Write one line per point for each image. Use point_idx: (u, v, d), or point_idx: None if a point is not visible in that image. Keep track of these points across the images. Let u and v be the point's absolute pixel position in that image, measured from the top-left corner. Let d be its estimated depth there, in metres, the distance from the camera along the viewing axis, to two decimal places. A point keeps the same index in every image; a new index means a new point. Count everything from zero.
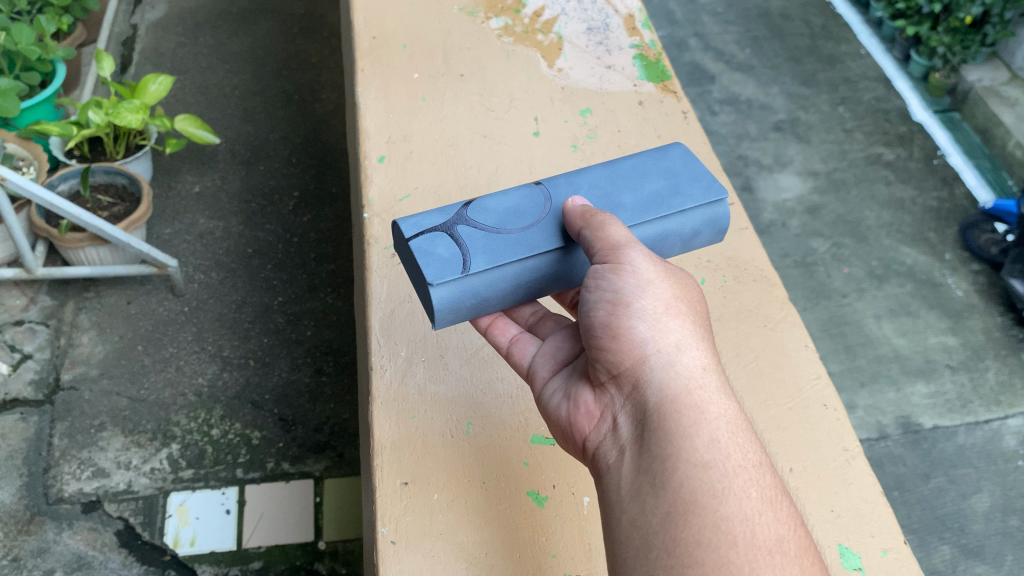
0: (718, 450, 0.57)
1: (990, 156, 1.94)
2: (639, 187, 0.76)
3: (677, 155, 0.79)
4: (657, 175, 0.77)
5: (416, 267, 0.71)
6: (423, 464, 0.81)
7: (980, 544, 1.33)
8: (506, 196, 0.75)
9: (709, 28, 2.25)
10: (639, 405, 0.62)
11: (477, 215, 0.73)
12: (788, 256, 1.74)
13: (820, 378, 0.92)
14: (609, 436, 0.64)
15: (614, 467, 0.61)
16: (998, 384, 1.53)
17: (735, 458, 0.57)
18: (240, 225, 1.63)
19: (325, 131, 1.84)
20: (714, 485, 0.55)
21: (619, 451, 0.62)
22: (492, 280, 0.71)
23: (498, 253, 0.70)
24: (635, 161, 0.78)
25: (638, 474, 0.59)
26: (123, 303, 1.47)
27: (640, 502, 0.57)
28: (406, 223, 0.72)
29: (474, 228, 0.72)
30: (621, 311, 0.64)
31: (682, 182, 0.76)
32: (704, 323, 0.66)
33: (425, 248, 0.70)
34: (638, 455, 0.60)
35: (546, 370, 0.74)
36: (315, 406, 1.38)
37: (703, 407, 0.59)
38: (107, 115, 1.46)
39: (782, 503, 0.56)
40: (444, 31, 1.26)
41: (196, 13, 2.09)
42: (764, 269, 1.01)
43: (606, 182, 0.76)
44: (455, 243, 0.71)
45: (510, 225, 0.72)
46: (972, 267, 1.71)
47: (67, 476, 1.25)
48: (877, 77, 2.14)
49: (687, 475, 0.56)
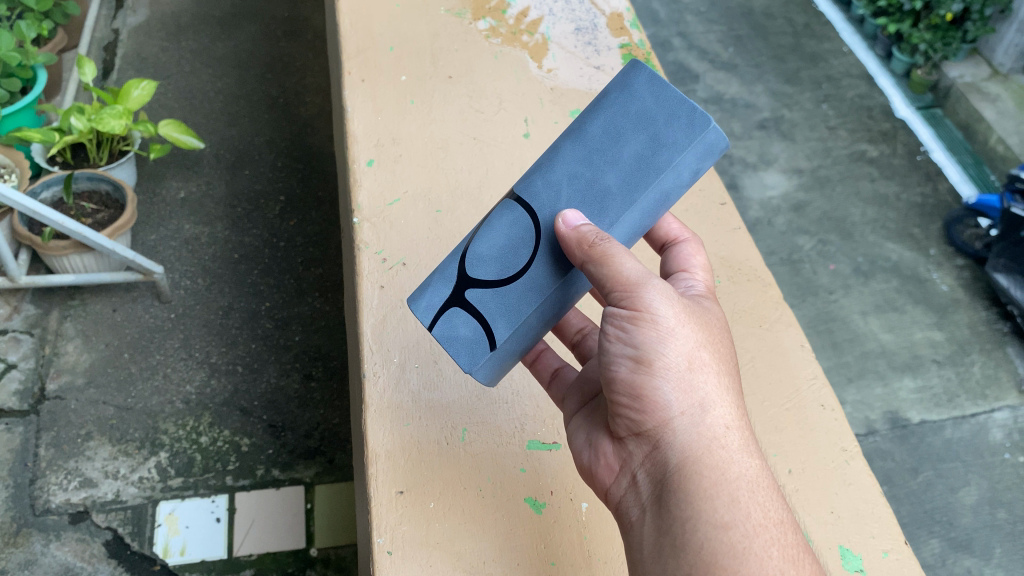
0: (737, 510, 0.56)
1: (973, 151, 1.95)
2: (618, 155, 0.66)
3: (643, 88, 0.66)
4: (631, 129, 0.65)
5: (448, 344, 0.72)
6: (419, 473, 0.80)
7: (969, 537, 1.34)
8: (493, 228, 0.70)
9: (693, 28, 2.25)
10: (660, 460, 0.61)
11: (475, 270, 0.70)
12: (775, 254, 1.75)
13: (816, 378, 0.91)
14: (630, 492, 0.64)
15: (636, 526, 0.62)
16: (984, 378, 1.54)
17: (756, 517, 0.57)
18: (227, 230, 1.62)
19: (310, 135, 1.83)
20: (735, 546, 0.55)
21: (641, 509, 0.62)
22: (519, 337, 0.70)
23: (511, 310, 0.69)
24: (601, 116, 0.67)
25: (659, 534, 0.59)
26: (108, 311, 1.46)
27: (661, 563, 0.57)
28: (418, 306, 0.72)
29: (481, 289, 0.69)
30: (642, 368, 0.62)
31: (661, 127, 0.65)
32: (729, 371, 0.65)
33: (448, 333, 0.70)
34: (657, 515, 0.60)
35: (573, 404, 0.76)
36: (305, 412, 1.37)
37: (724, 468, 0.59)
38: (90, 121, 1.44)
39: (804, 561, 0.56)
40: (431, 33, 1.25)
41: (178, 17, 2.07)
42: (757, 269, 1.01)
43: (583, 165, 0.67)
44: (471, 317, 0.70)
45: (511, 271, 0.69)
46: (957, 262, 1.72)
47: (54, 486, 1.24)
48: (860, 74, 2.15)
49: (706, 537, 0.55)
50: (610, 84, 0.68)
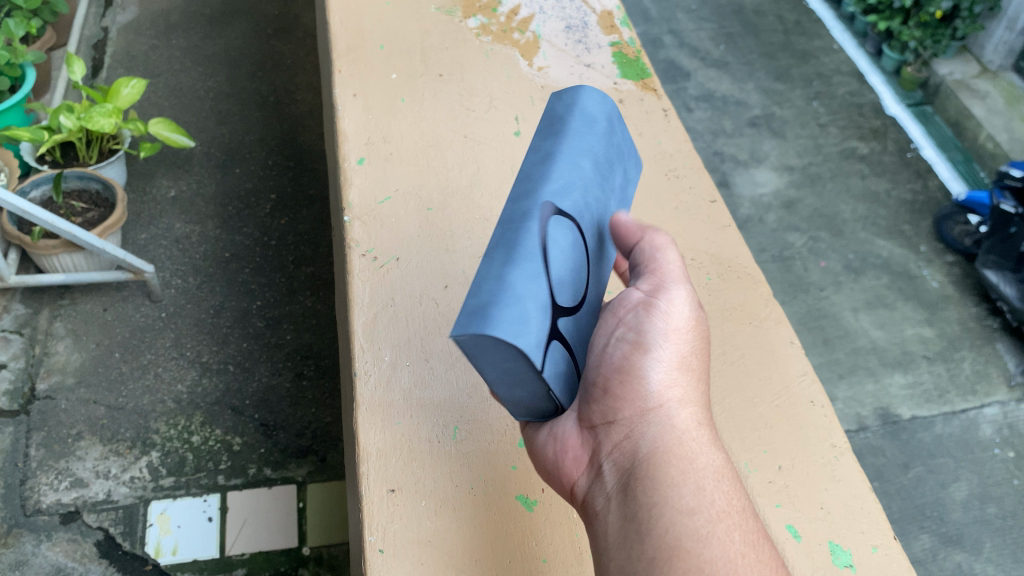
0: (704, 499, 0.56)
1: (963, 148, 1.96)
2: (612, 184, 0.74)
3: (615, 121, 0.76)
4: (618, 162, 0.75)
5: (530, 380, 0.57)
6: (411, 472, 0.80)
7: (960, 532, 1.35)
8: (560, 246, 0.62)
9: (684, 25, 2.26)
10: (632, 447, 0.61)
11: (562, 295, 0.60)
12: (766, 251, 1.75)
13: (806, 374, 0.92)
14: (596, 483, 0.63)
15: (600, 513, 0.61)
16: (974, 373, 1.55)
17: (720, 505, 0.57)
18: (217, 229, 1.61)
19: (302, 133, 1.83)
20: (699, 530, 0.55)
21: (606, 497, 0.61)
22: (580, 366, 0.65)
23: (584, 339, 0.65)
24: (604, 142, 0.72)
25: (625, 521, 0.58)
26: (99, 310, 1.45)
27: (627, 548, 0.56)
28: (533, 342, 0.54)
29: (569, 318, 0.61)
30: (638, 354, 0.63)
31: (624, 159, 0.77)
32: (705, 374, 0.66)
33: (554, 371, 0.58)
34: (625, 502, 0.59)
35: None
36: (296, 410, 1.37)
37: (695, 458, 0.59)
38: (79, 119, 1.43)
39: (763, 549, 0.56)
40: (422, 31, 1.25)
41: (168, 15, 2.06)
42: (748, 267, 1.01)
43: (602, 188, 0.71)
44: (564, 347, 0.60)
45: (579, 293, 0.64)
46: (947, 258, 1.73)
47: (44, 486, 1.23)
48: (851, 72, 2.16)
49: (674, 522, 0.55)
50: (590, 109, 0.72)
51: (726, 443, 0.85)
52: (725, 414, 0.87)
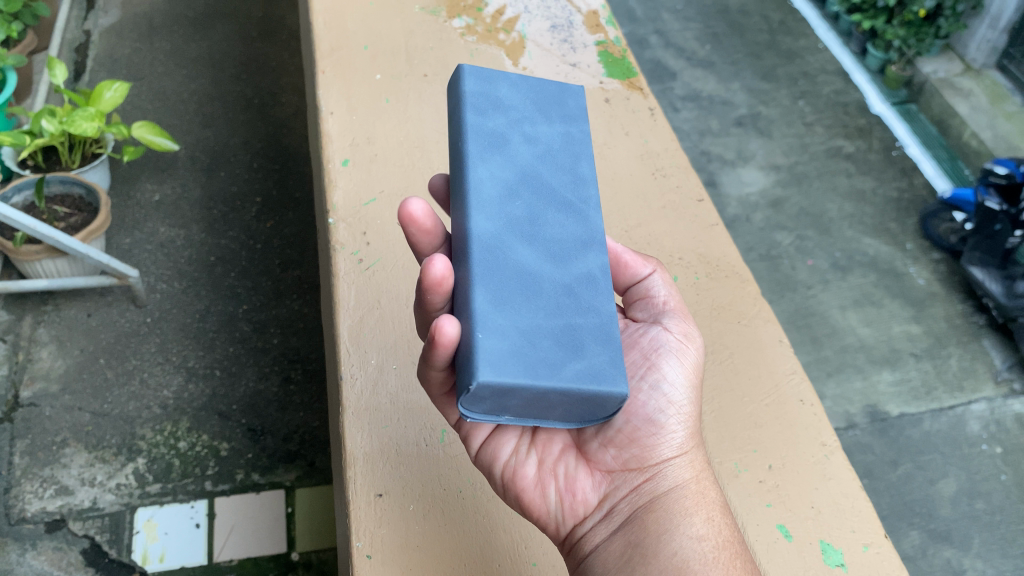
0: (714, 533, 0.64)
1: (947, 146, 1.96)
2: None
3: None
4: None
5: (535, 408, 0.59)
6: (398, 476, 0.80)
7: (949, 528, 1.35)
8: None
9: (669, 25, 2.26)
10: (649, 490, 0.67)
11: None
12: (753, 250, 1.75)
13: (795, 373, 0.92)
14: (605, 521, 0.68)
15: (609, 549, 0.66)
16: (961, 370, 1.55)
17: (728, 537, 0.65)
18: (202, 233, 1.60)
19: (287, 135, 1.82)
20: (713, 558, 0.62)
21: (617, 533, 0.66)
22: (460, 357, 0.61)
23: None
24: None
25: (641, 555, 0.64)
26: (83, 316, 1.44)
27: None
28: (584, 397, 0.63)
29: None
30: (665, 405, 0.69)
31: None
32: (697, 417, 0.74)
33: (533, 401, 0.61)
34: (642, 537, 0.65)
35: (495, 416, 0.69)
36: (284, 415, 1.36)
37: (710, 497, 0.67)
38: (61, 123, 1.41)
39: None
40: (405, 31, 1.24)
41: (151, 18, 2.05)
42: (735, 265, 1.01)
43: None
44: None
45: None
46: (933, 255, 1.73)
47: (29, 495, 1.22)
48: (836, 71, 2.17)
49: (695, 554, 0.62)
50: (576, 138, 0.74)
51: (717, 443, 0.84)
52: (715, 413, 0.87)
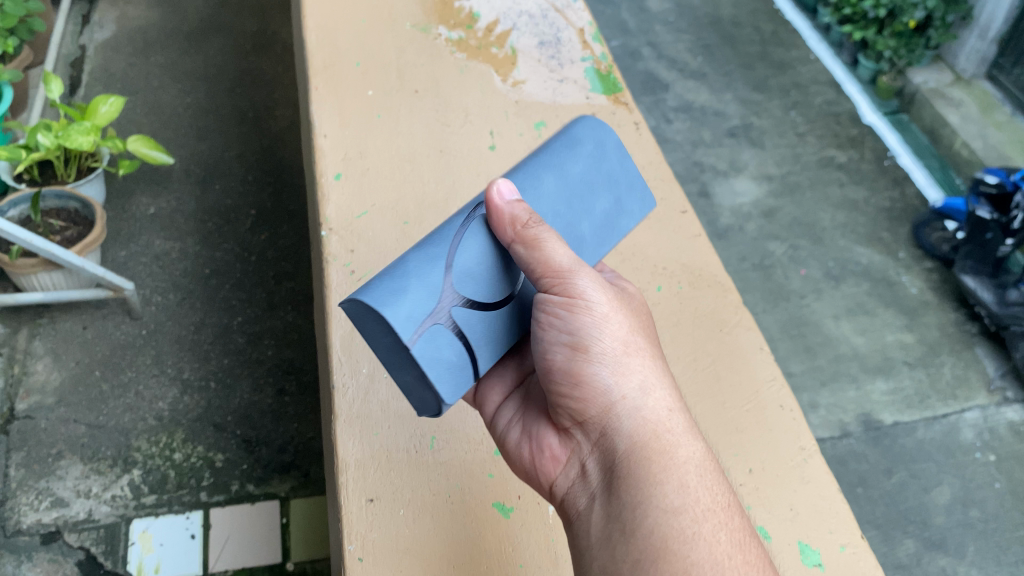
0: (683, 496, 0.58)
1: (938, 156, 1.99)
2: (588, 208, 0.76)
3: (615, 155, 0.78)
4: (603, 189, 0.77)
5: (410, 366, 0.64)
6: (388, 481, 0.82)
7: (943, 536, 1.36)
8: (479, 241, 0.69)
9: (661, 37, 2.28)
10: (608, 449, 0.64)
11: (463, 288, 0.67)
12: (746, 260, 1.77)
13: (775, 380, 0.93)
14: (577, 483, 0.66)
15: (579, 511, 0.64)
16: (954, 378, 1.57)
17: (701, 501, 0.59)
18: (197, 246, 1.61)
19: (281, 148, 1.83)
20: (684, 530, 0.57)
21: (585, 495, 0.65)
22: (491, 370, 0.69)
23: (496, 341, 0.68)
24: (584, 167, 0.76)
25: (607, 521, 0.61)
26: (79, 329, 1.45)
27: (610, 550, 0.59)
28: (399, 319, 0.62)
29: (467, 307, 0.66)
30: (577, 352, 0.64)
31: (622, 191, 0.78)
32: (657, 352, 0.68)
33: (431, 353, 0.63)
34: (606, 502, 0.62)
35: (496, 395, 0.77)
36: (278, 425, 1.37)
37: (674, 450, 0.61)
38: (57, 137, 1.43)
39: (749, 544, 0.58)
40: (397, 48, 1.26)
41: (146, 32, 2.07)
42: (717, 275, 1.03)
43: (565, 207, 0.74)
44: (455, 338, 0.65)
45: (495, 300, 0.69)
46: (925, 264, 1.75)
47: (24, 507, 1.23)
48: (827, 81, 2.19)
49: (674, 531, 0.57)
50: (581, 136, 0.78)
51: None
52: (696, 418, 0.88)
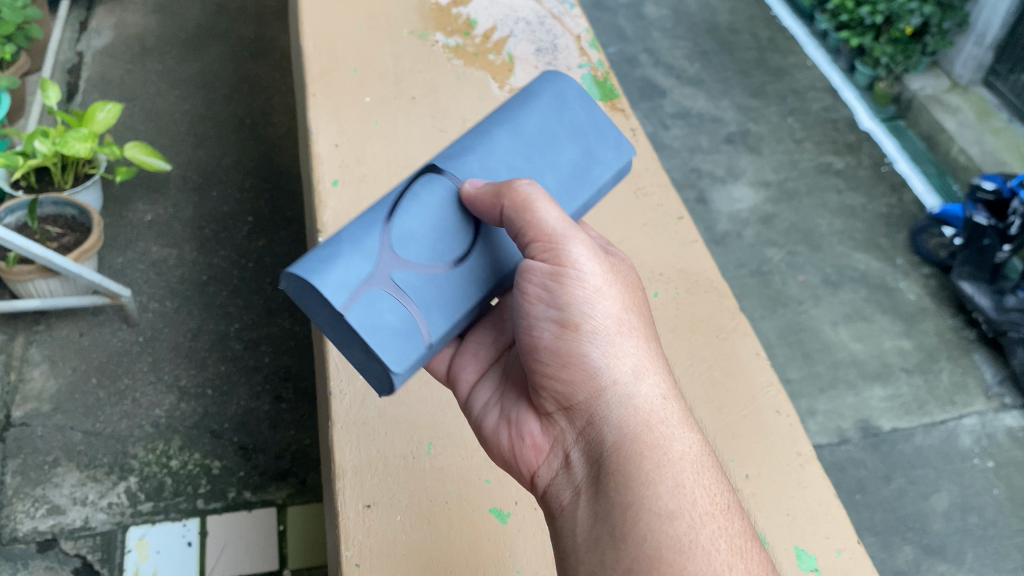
0: (678, 496, 0.57)
1: (936, 162, 1.99)
2: (552, 160, 0.75)
3: (577, 103, 0.78)
4: (567, 139, 0.76)
5: (353, 340, 0.63)
6: (385, 487, 0.81)
7: (942, 543, 1.36)
8: (423, 205, 0.69)
9: (659, 44, 2.28)
10: (596, 437, 0.63)
11: (403, 250, 0.66)
12: (744, 266, 1.77)
13: (771, 385, 0.93)
14: (563, 474, 0.65)
15: (564, 503, 0.63)
16: (952, 384, 1.57)
17: (698, 502, 0.57)
18: (195, 252, 1.61)
19: (278, 154, 1.83)
20: (681, 539, 0.54)
21: (570, 488, 0.64)
22: (449, 336, 0.68)
23: (448, 304, 0.67)
24: (541, 119, 0.76)
25: (595, 520, 0.59)
26: (75, 336, 1.44)
27: (598, 553, 0.57)
28: (330, 286, 0.62)
29: (408, 270, 0.66)
30: (565, 329, 0.65)
31: (591, 143, 0.77)
32: (651, 337, 0.67)
33: (370, 321, 0.62)
34: (593, 497, 0.60)
35: (471, 375, 0.77)
36: (275, 432, 1.36)
37: (668, 445, 0.60)
38: (54, 144, 1.43)
39: (751, 553, 0.56)
40: (395, 55, 1.26)
41: (144, 39, 2.07)
42: (714, 281, 1.03)
43: (523, 160, 0.74)
44: (396, 303, 0.64)
45: (442, 259, 0.68)
46: (923, 270, 1.75)
47: (20, 514, 1.22)
48: (824, 88, 2.19)
49: (667, 538, 0.54)
50: (538, 91, 0.78)
51: None
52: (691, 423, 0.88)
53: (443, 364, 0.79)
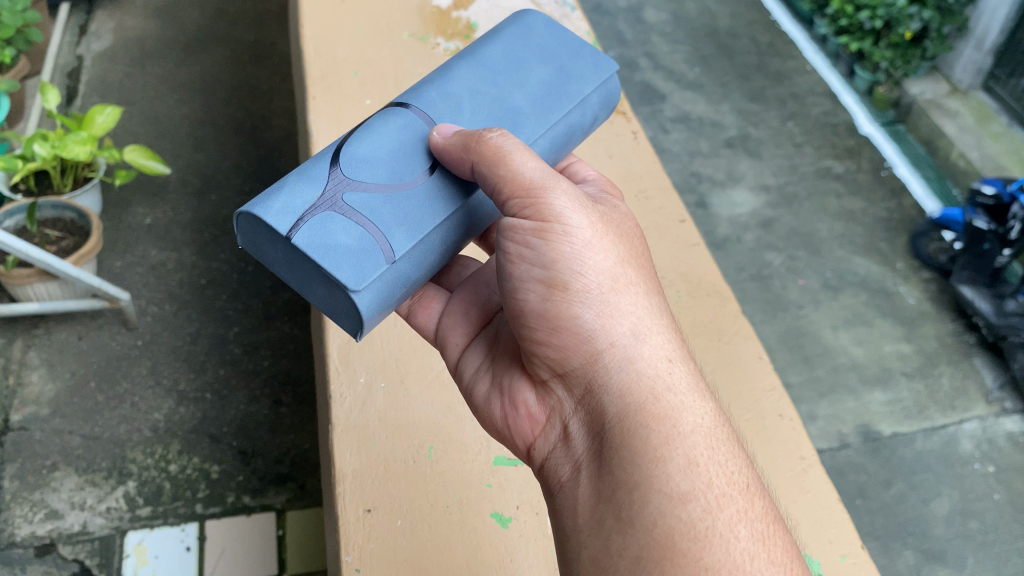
0: (688, 475, 0.55)
1: (936, 166, 1.99)
2: (523, 80, 0.74)
3: (543, 31, 0.78)
4: (537, 60, 0.75)
5: (310, 266, 0.61)
6: (386, 491, 0.81)
7: (943, 548, 1.36)
8: (380, 133, 0.68)
9: (658, 48, 2.28)
10: (595, 408, 0.61)
11: (356, 172, 0.65)
12: (743, 270, 1.77)
13: (774, 390, 0.94)
14: (563, 448, 0.64)
15: (566, 479, 0.62)
16: (953, 389, 1.56)
17: (711, 484, 0.55)
18: (194, 256, 1.61)
19: (278, 158, 1.83)
20: (695, 524, 0.53)
21: (571, 464, 0.62)
22: (418, 255, 0.65)
23: (409, 219, 0.64)
24: (504, 45, 0.75)
25: (598, 501, 0.57)
26: (74, 340, 1.44)
27: (604, 535, 0.55)
28: (272, 212, 0.61)
29: (359, 191, 0.64)
30: (554, 290, 0.63)
31: (564, 64, 0.76)
32: (652, 294, 0.65)
33: (320, 240, 0.61)
34: (595, 475, 0.59)
35: (460, 340, 0.77)
36: (274, 437, 1.36)
37: (675, 419, 0.58)
38: (54, 148, 1.42)
39: (771, 536, 0.54)
40: (396, 58, 1.26)
41: (143, 42, 2.06)
42: (717, 284, 1.02)
43: (488, 83, 0.73)
44: (349, 223, 0.62)
45: (400, 178, 0.66)
46: (923, 275, 1.74)
47: (19, 519, 1.22)
48: (824, 92, 2.19)
49: (681, 524, 0.53)
50: (503, 27, 0.78)
51: None
52: None
53: (432, 323, 0.79)
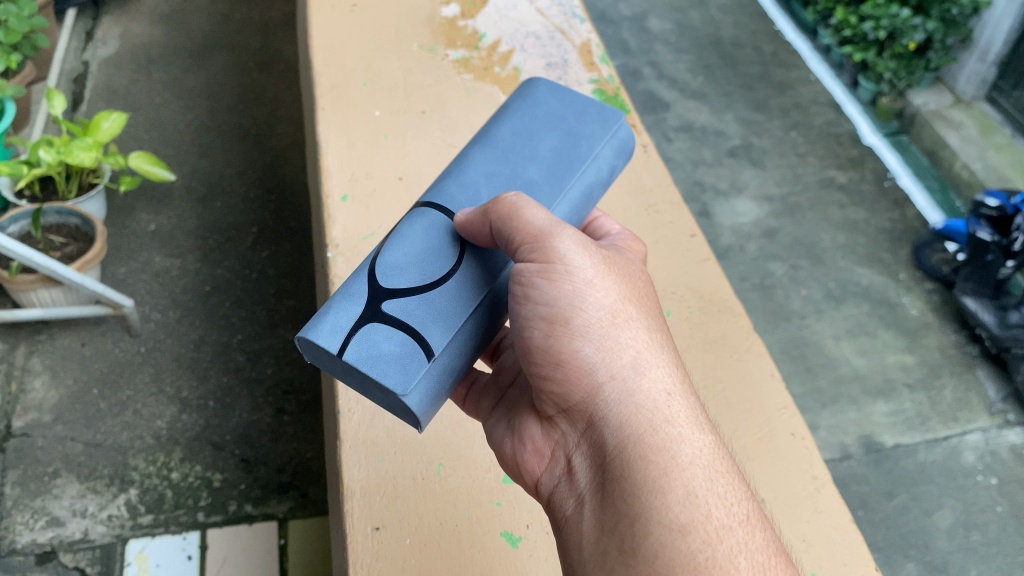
0: (689, 507, 0.54)
1: (939, 177, 1.98)
2: (535, 153, 0.73)
3: (546, 96, 0.77)
4: (545, 129, 0.75)
5: (362, 378, 0.63)
6: (394, 509, 0.80)
7: (945, 560, 1.35)
8: (409, 235, 0.68)
9: (662, 57, 2.28)
10: (598, 443, 0.61)
11: (391, 280, 0.65)
12: (746, 280, 1.76)
13: (786, 407, 0.93)
14: (567, 482, 0.63)
15: (570, 514, 0.61)
16: (955, 401, 1.55)
17: (713, 515, 0.54)
18: (197, 263, 1.60)
19: (283, 165, 1.83)
20: (696, 556, 0.52)
21: (574, 499, 0.62)
22: (461, 346, 0.65)
23: (446, 314, 0.64)
24: (511, 123, 0.75)
25: (602, 535, 0.57)
26: (77, 345, 1.43)
27: (607, 568, 0.55)
28: (322, 334, 0.62)
29: (398, 297, 0.64)
30: (556, 326, 0.62)
31: (571, 125, 0.76)
32: (654, 326, 0.64)
33: (367, 353, 0.62)
34: (598, 509, 0.58)
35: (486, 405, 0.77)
36: (277, 446, 1.35)
37: (675, 451, 0.57)
38: (59, 154, 1.42)
39: (775, 566, 0.53)
40: (404, 69, 1.26)
41: (149, 49, 2.07)
42: (727, 298, 1.02)
43: (500, 164, 0.73)
44: (392, 332, 0.63)
45: (433, 275, 0.65)
46: (925, 285, 1.74)
47: (19, 526, 1.21)
48: (828, 102, 2.19)
49: (682, 556, 0.52)
50: (507, 104, 0.78)
51: None
52: None
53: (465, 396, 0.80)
